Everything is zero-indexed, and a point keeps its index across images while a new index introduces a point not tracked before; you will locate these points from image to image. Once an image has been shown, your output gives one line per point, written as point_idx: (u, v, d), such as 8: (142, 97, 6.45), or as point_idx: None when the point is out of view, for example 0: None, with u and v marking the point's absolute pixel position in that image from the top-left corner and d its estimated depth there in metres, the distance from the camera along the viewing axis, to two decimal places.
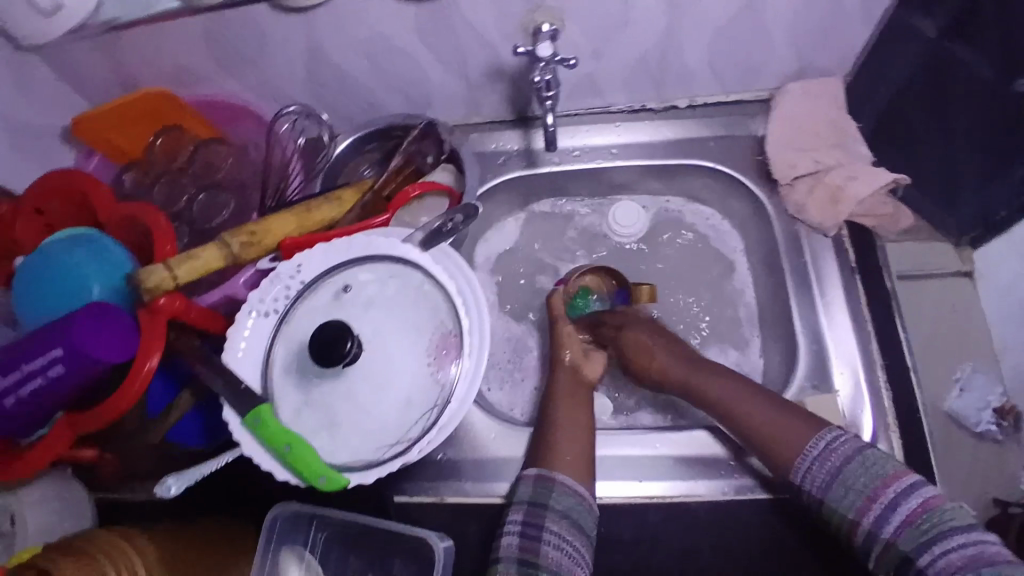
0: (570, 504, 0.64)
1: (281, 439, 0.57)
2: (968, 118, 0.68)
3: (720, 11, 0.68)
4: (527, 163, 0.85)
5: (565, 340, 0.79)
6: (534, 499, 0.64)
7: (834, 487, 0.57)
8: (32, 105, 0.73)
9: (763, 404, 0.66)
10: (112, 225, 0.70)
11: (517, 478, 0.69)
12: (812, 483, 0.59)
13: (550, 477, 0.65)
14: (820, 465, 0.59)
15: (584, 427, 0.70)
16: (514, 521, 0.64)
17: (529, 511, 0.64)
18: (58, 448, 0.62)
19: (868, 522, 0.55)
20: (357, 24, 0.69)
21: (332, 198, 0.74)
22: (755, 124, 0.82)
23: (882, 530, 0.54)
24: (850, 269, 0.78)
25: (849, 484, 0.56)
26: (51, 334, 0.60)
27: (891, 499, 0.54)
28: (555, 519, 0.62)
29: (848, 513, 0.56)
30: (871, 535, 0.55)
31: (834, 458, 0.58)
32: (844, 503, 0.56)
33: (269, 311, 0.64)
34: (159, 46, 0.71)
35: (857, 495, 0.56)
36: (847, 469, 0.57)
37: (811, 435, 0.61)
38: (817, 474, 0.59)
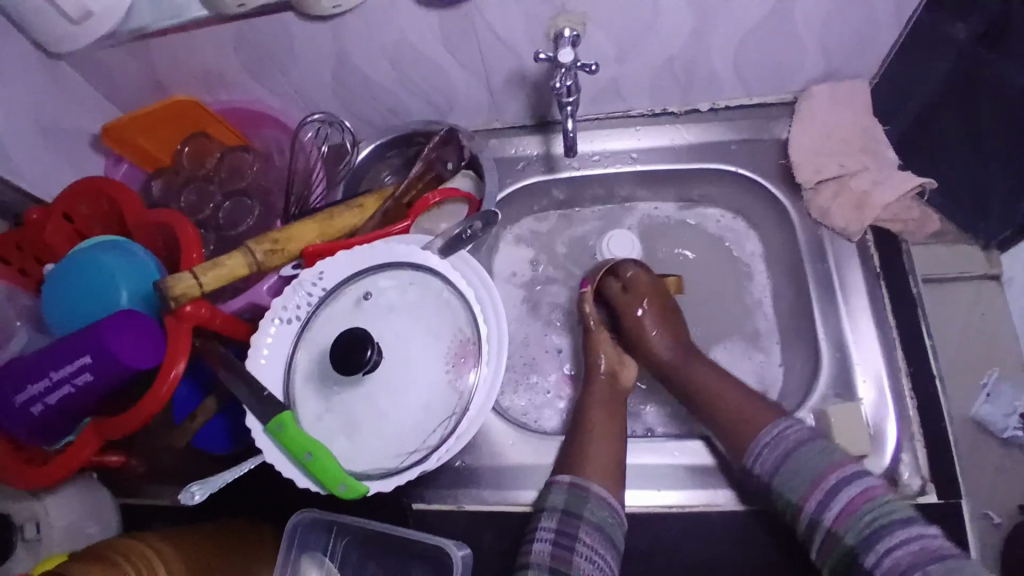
0: (603, 516, 0.64)
1: (303, 446, 0.57)
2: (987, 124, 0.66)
3: (745, 13, 0.67)
4: (547, 168, 0.85)
5: (601, 344, 0.78)
6: (568, 508, 0.65)
7: (783, 469, 0.63)
8: (60, 112, 0.75)
9: (732, 386, 0.72)
10: (139, 232, 0.72)
11: (546, 484, 0.69)
12: (760, 466, 0.65)
13: (584, 486, 0.66)
14: (772, 449, 0.65)
15: (613, 434, 0.70)
16: (547, 529, 0.64)
17: (562, 520, 0.64)
18: (86, 453, 0.63)
19: (810, 508, 0.61)
20: (380, 32, 0.69)
21: (354, 205, 0.74)
22: (779, 127, 0.81)
23: (823, 515, 0.60)
24: (875, 274, 0.76)
25: (796, 469, 0.62)
26: (79, 341, 0.61)
27: (833, 487, 0.60)
28: (589, 530, 0.63)
29: (793, 497, 0.62)
30: (815, 521, 0.61)
31: (778, 449, 0.64)
32: (790, 486, 0.62)
33: (292, 318, 0.65)
34: (186, 54, 0.72)
35: (803, 480, 0.62)
36: (794, 457, 0.63)
37: (766, 424, 0.67)
38: (765, 459, 0.65)
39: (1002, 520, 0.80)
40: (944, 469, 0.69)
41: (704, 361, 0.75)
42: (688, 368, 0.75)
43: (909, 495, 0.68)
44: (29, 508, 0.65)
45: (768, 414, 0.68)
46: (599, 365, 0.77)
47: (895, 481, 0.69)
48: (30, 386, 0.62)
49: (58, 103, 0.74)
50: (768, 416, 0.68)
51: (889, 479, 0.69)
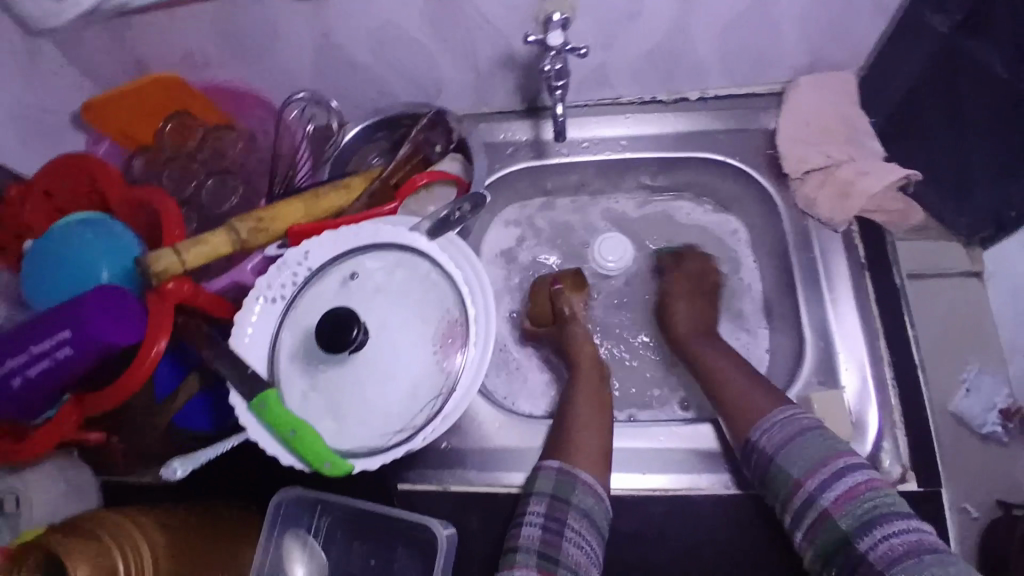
0: (591, 504, 0.64)
1: (286, 423, 0.56)
2: (973, 107, 0.68)
3: (734, 2, 0.68)
4: (536, 154, 0.85)
5: (577, 332, 0.79)
6: (556, 493, 0.64)
7: (790, 446, 0.61)
8: (39, 86, 0.73)
9: (734, 369, 0.71)
10: (123, 209, 0.71)
11: (535, 470, 0.68)
12: (767, 441, 0.63)
13: (572, 473, 0.65)
14: (782, 426, 0.63)
15: (600, 421, 0.70)
16: (536, 513, 0.64)
17: (551, 504, 0.64)
18: (69, 426, 0.62)
19: (809, 487, 0.58)
20: (368, 11, 0.69)
21: (340, 185, 0.74)
22: (766, 118, 0.82)
23: (821, 497, 0.57)
24: (859, 264, 0.77)
25: (804, 447, 0.60)
26: (62, 315, 0.60)
27: (838, 469, 0.58)
28: (577, 517, 0.63)
29: (794, 471, 0.60)
30: (810, 502, 0.58)
31: (787, 429, 0.63)
32: (793, 462, 0.60)
33: (277, 297, 0.64)
34: (170, 29, 0.71)
35: (809, 457, 0.59)
36: (803, 436, 0.61)
37: (770, 404, 0.66)
38: (773, 434, 0.63)
39: (981, 512, 0.81)
40: (924, 455, 0.70)
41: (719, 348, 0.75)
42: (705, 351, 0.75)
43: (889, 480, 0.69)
44: (9, 484, 0.64)
45: (775, 398, 0.67)
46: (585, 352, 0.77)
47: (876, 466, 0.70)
48: (10, 360, 0.60)
49: (39, 77, 0.73)
50: (771, 400, 0.66)
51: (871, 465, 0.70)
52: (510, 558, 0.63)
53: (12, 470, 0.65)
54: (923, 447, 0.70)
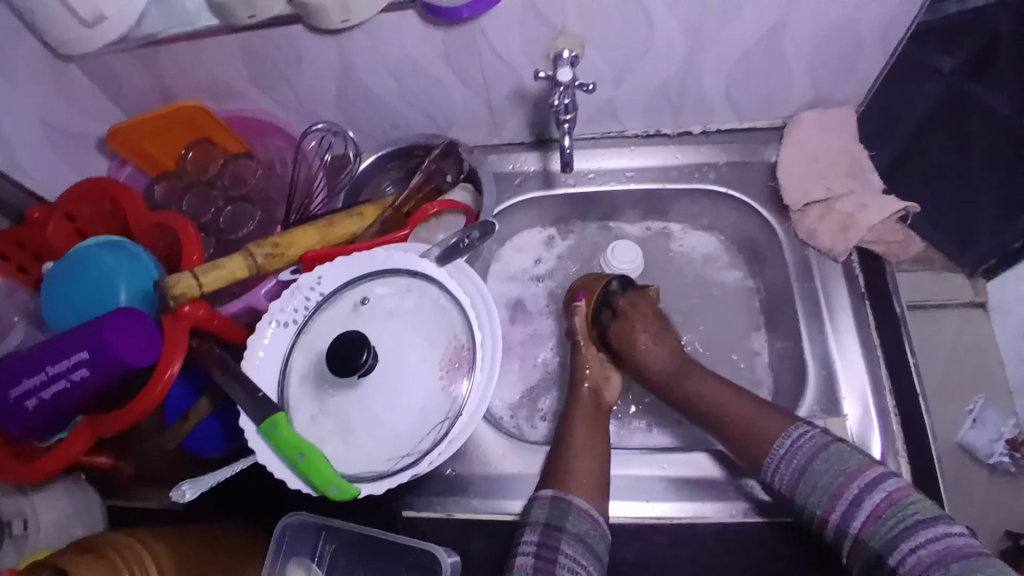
0: (585, 528, 0.65)
1: (296, 447, 0.57)
2: (983, 139, 0.77)
3: (739, 40, 0.70)
4: (543, 184, 0.87)
5: (585, 356, 0.80)
6: (550, 520, 0.65)
7: (804, 482, 0.63)
8: (66, 114, 0.76)
9: (740, 400, 0.71)
10: (141, 234, 0.73)
11: (529, 499, 0.69)
12: (783, 478, 0.65)
13: (565, 499, 0.66)
14: (788, 464, 0.64)
15: (597, 443, 0.72)
16: (529, 542, 0.64)
17: (545, 532, 0.64)
18: (77, 450, 0.63)
19: (836, 516, 0.60)
20: (384, 47, 0.71)
21: (354, 213, 0.76)
22: (769, 151, 0.84)
23: (850, 524, 0.59)
24: (861, 294, 0.78)
25: (816, 481, 0.62)
26: (78, 337, 0.62)
27: (855, 496, 0.59)
28: (571, 542, 0.63)
29: (817, 506, 0.61)
30: (842, 531, 0.60)
31: (795, 462, 0.64)
32: (814, 497, 0.62)
33: (288, 321, 0.66)
34: (194, 61, 0.74)
35: (824, 491, 0.61)
36: (814, 466, 0.62)
37: (781, 427, 0.67)
38: (784, 472, 0.64)
39: (989, 546, 0.81)
40: (929, 486, 0.70)
41: (711, 376, 0.75)
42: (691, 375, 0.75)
43: None
44: (16, 503, 0.66)
45: (784, 420, 0.67)
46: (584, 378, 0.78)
47: None
48: (26, 380, 0.62)
49: (65, 105, 0.76)
50: (784, 423, 0.67)
51: None
52: None
53: (23, 489, 0.66)
54: (927, 478, 0.70)
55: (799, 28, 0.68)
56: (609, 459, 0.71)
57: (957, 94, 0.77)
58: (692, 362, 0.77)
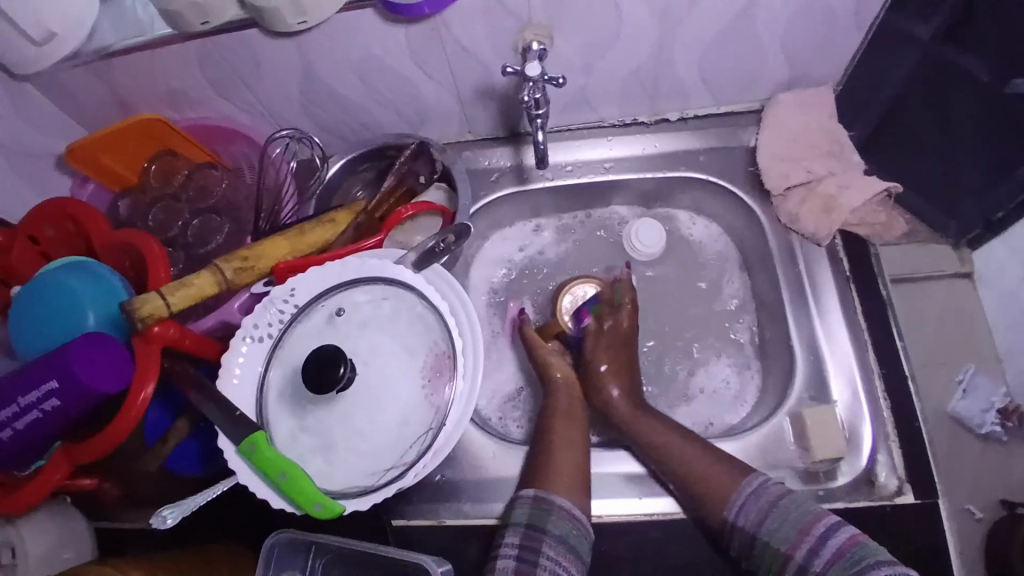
0: (568, 529, 0.63)
1: (277, 467, 0.56)
2: (965, 111, 0.70)
3: (709, 24, 0.68)
4: (518, 179, 0.85)
5: (550, 361, 0.80)
6: (532, 521, 0.64)
7: (768, 522, 0.61)
8: (24, 132, 0.74)
9: (692, 444, 0.71)
10: (106, 252, 0.71)
11: (512, 500, 0.69)
12: (745, 521, 0.63)
13: (548, 499, 0.65)
14: (755, 501, 0.63)
15: (575, 450, 0.70)
16: (511, 545, 0.63)
17: (526, 535, 0.63)
18: (58, 477, 0.62)
19: (799, 556, 0.58)
20: (347, 46, 0.69)
21: (325, 220, 0.74)
22: (748, 134, 0.82)
23: (812, 564, 0.58)
24: (845, 277, 0.77)
25: (783, 517, 0.61)
26: (46, 367, 0.60)
27: (820, 534, 0.58)
28: (554, 543, 0.62)
29: (780, 544, 0.60)
30: (802, 570, 0.58)
31: (757, 506, 0.63)
32: (778, 535, 0.60)
33: (264, 336, 0.64)
34: (151, 71, 0.71)
35: (790, 529, 0.60)
36: (779, 509, 0.61)
37: (736, 484, 0.66)
38: (749, 509, 0.63)
39: (984, 514, 0.81)
40: (921, 467, 0.69)
41: (663, 421, 0.75)
42: (643, 423, 0.75)
43: (885, 496, 0.68)
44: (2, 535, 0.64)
45: (737, 472, 0.67)
46: (554, 373, 0.80)
47: (872, 482, 0.69)
48: None
49: (21, 124, 0.73)
50: (738, 473, 0.67)
51: (865, 480, 0.69)
52: None
53: (6, 518, 0.64)
54: (918, 459, 0.69)
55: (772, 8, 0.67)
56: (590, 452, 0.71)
57: (937, 61, 0.69)
58: (647, 408, 0.77)
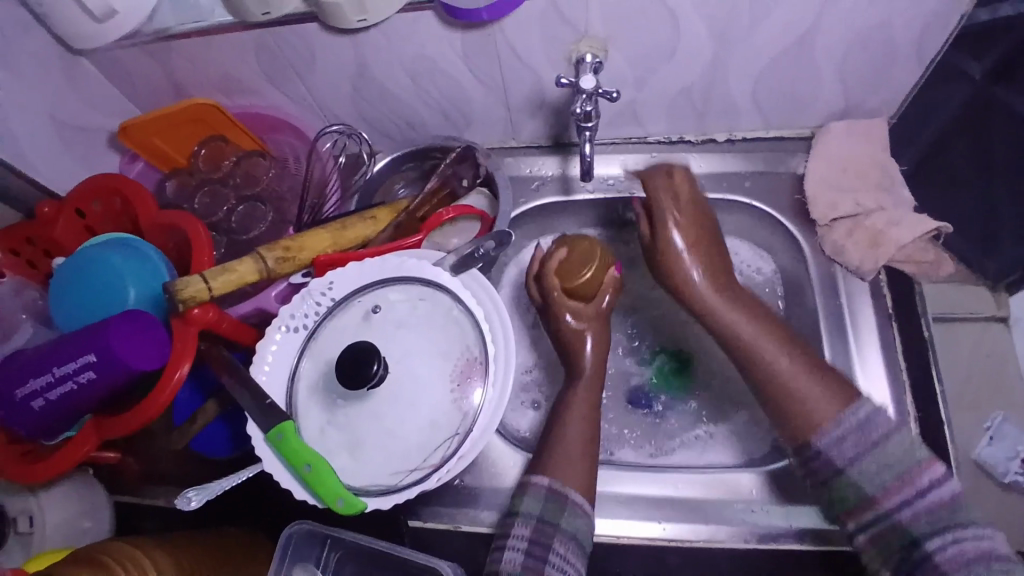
0: (580, 526, 0.64)
1: (302, 458, 0.56)
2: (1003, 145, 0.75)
3: (769, 47, 0.68)
4: (562, 189, 0.85)
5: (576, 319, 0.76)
6: (544, 515, 0.64)
7: (865, 462, 0.59)
8: (79, 106, 0.75)
9: (796, 359, 0.66)
10: (151, 232, 0.72)
11: (522, 483, 0.68)
12: (838, 455, 0.61)
13: (562, 492, 0.65)
14: (855, 438, 0.60)
15: (590, 425, 0.71)
16: (520, 536, 0.64)
17: (538, 527, 0.64)
18: (85, 450, 0.63)
19: (888, 503, 0.58)
20: (403, 46, 0.69)
21: (367, 216, 0.74)
22: (795, 161, 0.81)
23: (902, 509, 0.58)
24: (887, 314, 0.76)
25: (885, 462, 0.59)
26: (85, 340, 0.61)
27: (923, 485, 0.58)
28: (564, 541, 0.63)
29: (871, 487, 0.59)
30: (883, 514, 0.59)
31: (854, 444, 0.60)
32: (874, 480, 0.59)
33: (299, 326, 0.64)
34: (207, 57, 0.72)
35: (890, 476, 0.58)
36: (882, 447, 0.59)
37: (836, 408, 0.62)
38: (847, 445, 0.60)
39: None
40: None
41: (779, 338, 0.67)
42: (733, 312, 0.69)
43: None
44: (24, 502, 0.66)
45: (843, 398, 0.63)
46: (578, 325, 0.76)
47: None
48: (32, 381, 0.62)
49: (76, 99, 0.75)
50: (838, 402, 0.62)
51: None
52: None
53: (31, 487, 0.67)
54: None
55: (833, 36, 0.66)
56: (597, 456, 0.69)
57: (984, 97, 0.72)
58: (733, 288, 0.71)
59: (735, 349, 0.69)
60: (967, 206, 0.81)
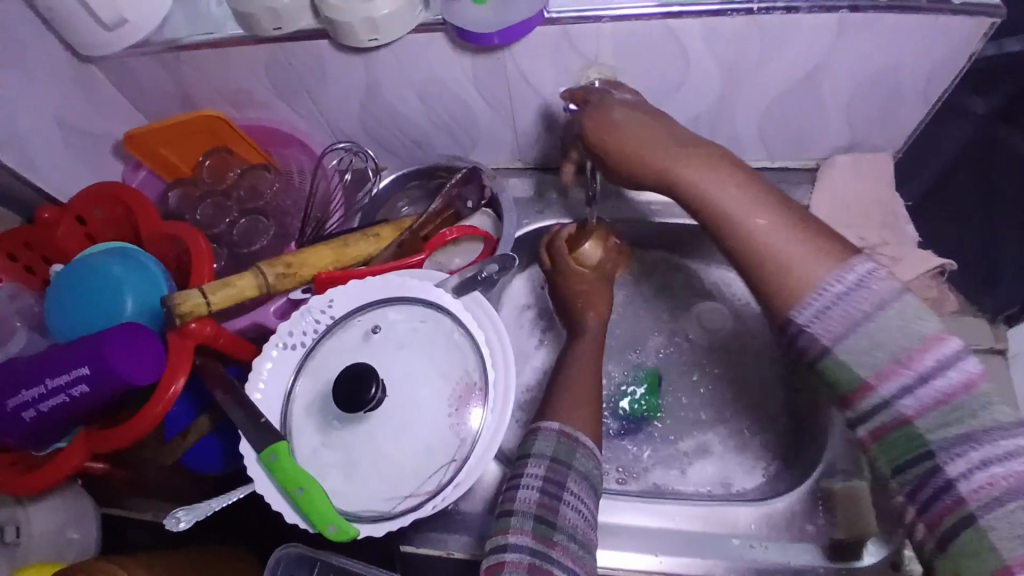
0: (591, 468, 0.59)
1: (296, 481, 0.55)
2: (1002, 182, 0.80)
3: (778, 78, 0.67)
4: (566, 212, 0.85)
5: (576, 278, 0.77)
6: (557, 455, 0.58)
7: (846, 341, 0.44)
8: (86, 113, 0.75)
9: (769, 209, 0.50)
10: (153, 243, 0.71)
11: (529, 432, 0.62)
12: (823, 331, 0.45)
13: (572, 435, 0.60)
14: (831, 311, 0.45)
15: (595, 386, 0.67)
16: (533, 475, 0.57)
17: (550, 467, 0.57)
18: (74, 463, 0.62)
19: (883, 389, 0.44)
20: (413, 66, 0.69)
21: (370, 234, 0.74)
22: (801, 193, 0.81)
23: (894, 398, 0.43)
24: None
25: (871, 339, 0.43)
26: (79, 352, 0.60)
27: (921, 370, 0.43)
28: (577, 480, 0.57)
29: (862, 370, 0.44)
30: (883, 406, 0.44)
31: (841, 315, 0.45)
32: (862, 361, 0.44)
33: (297, 344, 0.64)
34: (217, 70, 0.72)
35: (881, 355, 0.43)
36: (863, 322, 0.46)
37: (828, 267, 0.46)
38: (830, 319, 0.45)
39: None
40: None
41: (728, 167, 0.53)
42: (687, 169, 0.54)
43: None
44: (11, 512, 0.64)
45: (833, 246, 0.47)
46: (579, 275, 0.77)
47: None
48: (24, 391, 0.61)
49: (85, 105, 0.75)
50: (828, 252, 0.46)
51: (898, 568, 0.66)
52: (504, 523, 0.56)
53: (19, 500, 0.65)
54: None
55: (842, 70, 0.66)
56: (602, 387, 0.68)
57: (988, 136, 0.81)
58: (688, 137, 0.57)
59: (716, 217, 0.52)
60: (973, 244, 0.79)
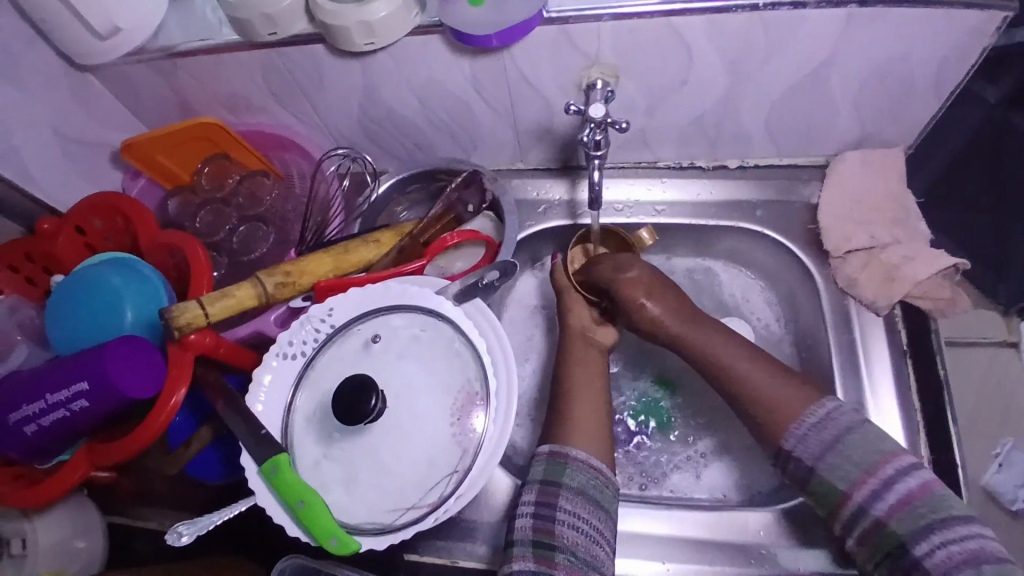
0: (584, 480, 0.61)
1: (297, 494, 0.54)
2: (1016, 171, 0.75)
3: (784, 75, 0.66)
4: (569, 214, 0.83)
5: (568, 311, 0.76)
6: (547, 477, 0.62)
7: (830, 457, 0.57)
8: (84, 121, 0.75)
9: (773, 375, 0.63)
10: (151, 252, 0.71)
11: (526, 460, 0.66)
12: (806, 452, 0.58)
13: (563, 452, 0.63)
14: (816, 434, 0.58)
15: (596, 404, 0.68)
16: (527, 502, 0.61)
17: (542, 490, 0.61)
18: (75, 477, 0.62)
19: (858, 497, 0.55)
20: (411, 69, 0.68)
21: (370, 239, 0.73)
22: (808, 190, 0.80)
23: (874, 504, 0.54)
24: (901, 350, 0.74)
25: (846, 454, 0.56)
26: (78, 366, 0.60)
27: (889, 476, 0.54)
28: (570, 497, 0.60)
29: (839, 482, 0.56)
30: (861, 510, 0.55)
31: (830, 431, 0.58)
32: (838, 473, 0.56)
33: (296, 354, 0.63)
34: (214, 76, 0.71)
35: (854, 466, 0.55)
36: (849, 437, 0.57)
37: (804, 404, 0.60)
38: (809, 441, 0.58)
39: None
40: None
41: (722, 330, 0.68)
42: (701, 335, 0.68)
43: None
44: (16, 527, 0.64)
45: (810, 393, 0.61)
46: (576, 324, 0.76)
47: None
48: (25, 406, 0.60)
49: (82, 114, 0.74)
50: (804, 401, 0.61)
51: None
52: (508, 553, 0.60)
53: (25, 512, 0.65)
54: None
55: (850, 66, 0.64)
56: (608, 404, 0.69)
57: (992, 124, 0.75)
58: (704, 317, 0.70)
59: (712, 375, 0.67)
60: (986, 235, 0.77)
